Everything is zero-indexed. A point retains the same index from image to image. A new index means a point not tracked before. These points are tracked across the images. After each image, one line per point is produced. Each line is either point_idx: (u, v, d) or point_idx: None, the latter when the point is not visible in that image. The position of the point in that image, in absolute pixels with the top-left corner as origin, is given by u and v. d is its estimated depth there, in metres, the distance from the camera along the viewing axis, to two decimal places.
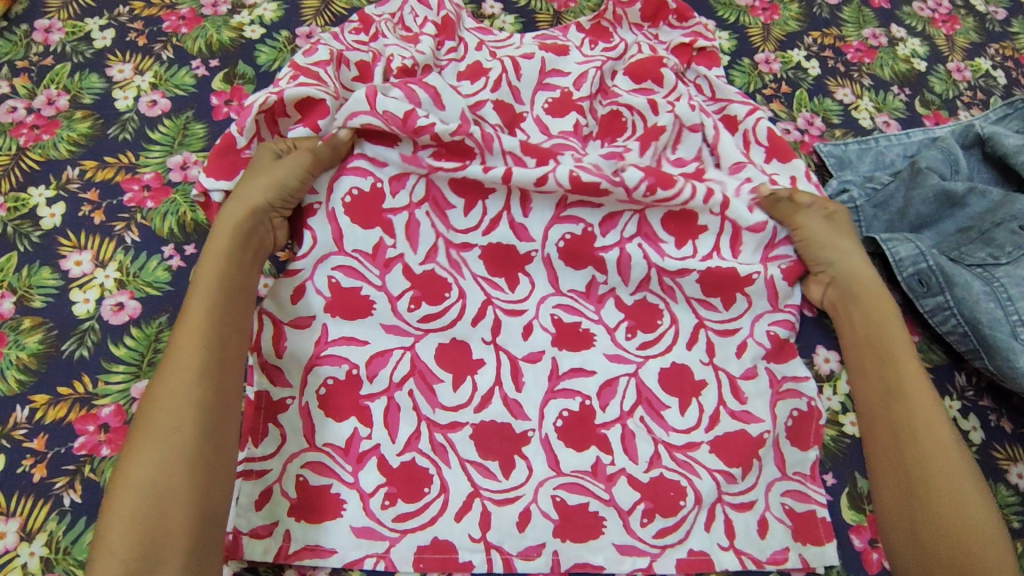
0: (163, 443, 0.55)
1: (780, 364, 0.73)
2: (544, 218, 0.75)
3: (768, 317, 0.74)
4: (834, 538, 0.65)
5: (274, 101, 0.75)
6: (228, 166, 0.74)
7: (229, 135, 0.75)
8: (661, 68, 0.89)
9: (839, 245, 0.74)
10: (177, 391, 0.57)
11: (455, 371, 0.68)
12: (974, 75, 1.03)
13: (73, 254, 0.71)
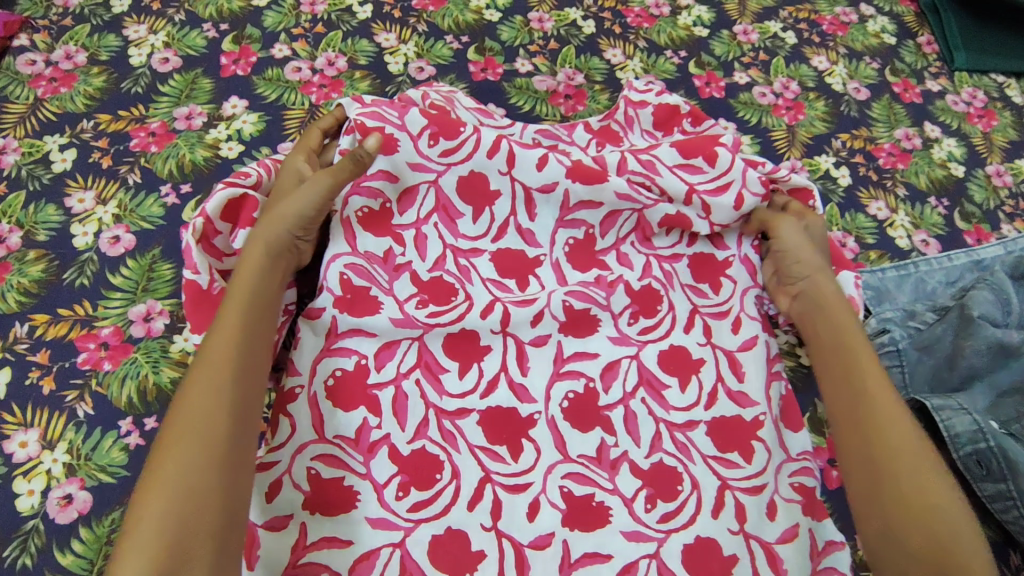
0: (197, 439, 0.49)
1: (816, 522, 0.67)
2: (544, 375, 0.70)
3: (788, 469, 0.69)
4: None
5: (202, 223, 0.67)
6: (207, 314, 0.66)
7: (190, 286, 0.67)
8: (697, 160, 0.79)
9: (808, 254, 0.74)
10: (215, 381, 0.52)
11: (453, 571, 0.61)
12: (1015, 180, 0.95)
13: (18, 433, 0.63)
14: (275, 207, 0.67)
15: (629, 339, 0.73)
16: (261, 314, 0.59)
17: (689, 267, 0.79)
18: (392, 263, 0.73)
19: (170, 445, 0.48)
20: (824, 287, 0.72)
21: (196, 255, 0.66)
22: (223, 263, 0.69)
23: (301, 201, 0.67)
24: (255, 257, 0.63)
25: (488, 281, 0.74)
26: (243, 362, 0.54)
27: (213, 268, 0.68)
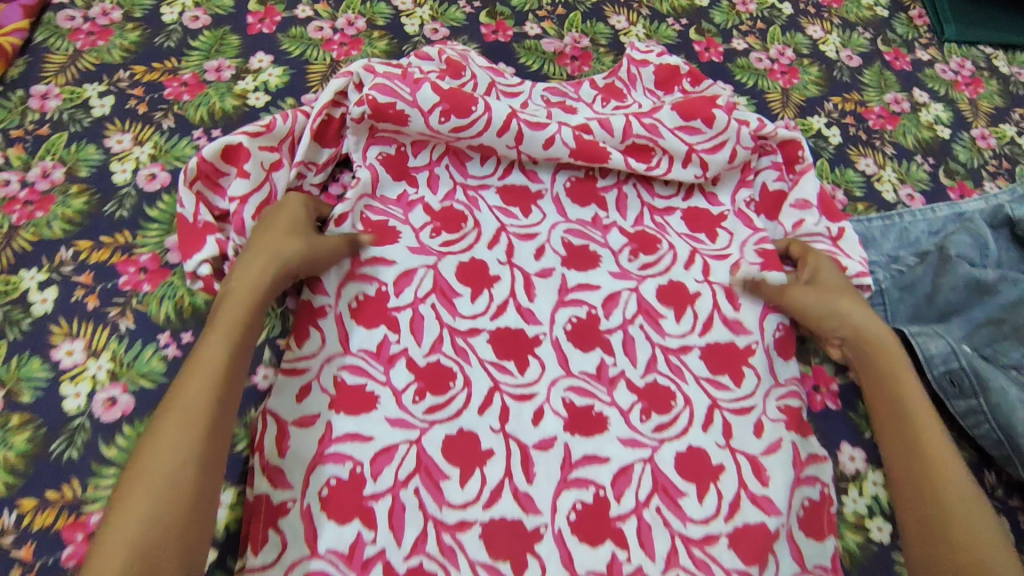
0: (157, 486, 0.53)
1: (800, 438, 0.72)
2: (550, 301, 0.78)
3: (776, 394, 0.74)
4: None
5: (199, 164, 0.74)
6: (192, 243, 0.71)
7: (178, 216, 0.72)
8: (713, 108, 0.83)
9: (838, 309, 0.74)
10: (182, 429, 0.56)
11: (462, 465, 0.67)
12: (999, 143, 1.00)
13: (65, 343, 0.68)
14: (258, 254, 0.69)
15: (630, 273, 0.81)
16: (241, 360, 0.62)
17: (683, 220, 0.85)
18: (407, 200, 0.82)
19: (135, 486, 0.53)
20: (864, 330, 0.72)
21: (184, 188, 0.73)
22: (218, 201, 0.75)
23: (281, 249, 0.69)
24: (250, 298, 0.66)
25: (494, 208, 0.83)
26: (216, 408, 0.58)
27: (200, 203, 0.73)
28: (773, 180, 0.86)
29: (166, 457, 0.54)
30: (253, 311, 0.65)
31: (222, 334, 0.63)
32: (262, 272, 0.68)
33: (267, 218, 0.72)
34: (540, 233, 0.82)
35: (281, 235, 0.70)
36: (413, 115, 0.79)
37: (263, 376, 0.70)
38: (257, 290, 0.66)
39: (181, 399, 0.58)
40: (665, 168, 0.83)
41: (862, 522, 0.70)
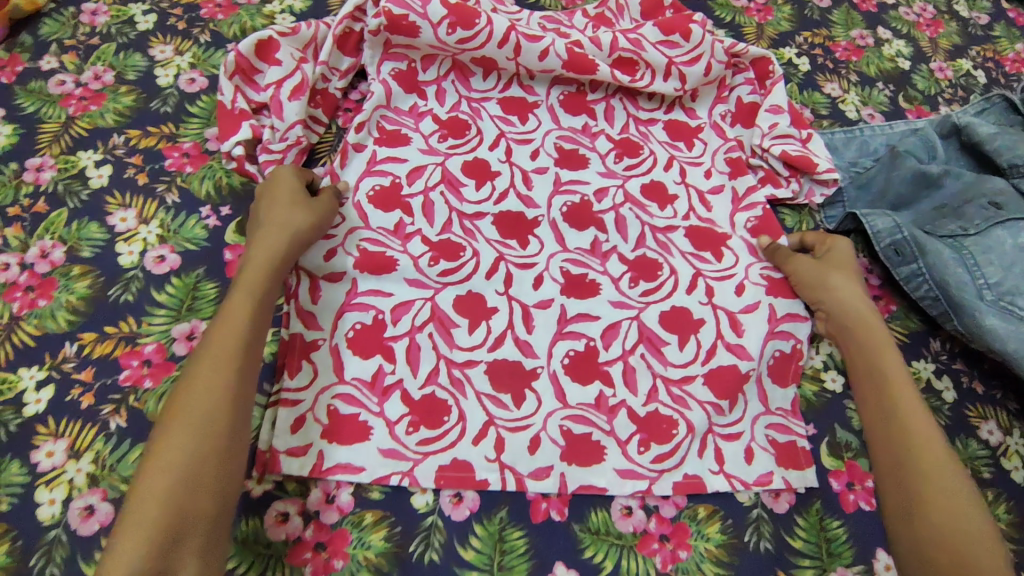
0: (190, 436, 0.57)
1: (780, 300, 0.81)
2: (547, 190, 0.87)
3: (762, 263, 0.83)
4: (812, 465, 0.72)
5: (236, 59, 0.83)
6: (231, 123, 0.81)
7: (219, 105, 0.82)
8: (690, 24, 0.92)
9: (828, 281, 0.78)
10: (214, 381, 0.60)
11: (471, 318, 0.76)
12: (955, 75, 1.09)
13: (119, 211, 0.77)
14: (263, 219, 0.72)
15: (616, 173, 0.89)
16: (264, 316, 0.66)
17: (665, 129, 0.94)
18: (417, 111, 0.89)
19: (171, 431, 0.57)
20: (855, 305, 0.75)
21: (224, 80, 0.82)
22: (255, 93, 0.84)
23: (288, 213, 0.72)
24: (264, 259, 0.69)
25: (495, 118, 0.91)
26: (241, 362, 0.62)
27: (239, 93, 0.83)
28: (747, 93, 0.95)
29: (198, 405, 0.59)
30: (271, 272, 0.69)
31: (245, 292, 0.66)
32: (268, 236, 0.70)
33: (270, 182, 0.76)
34: (536, 138, 0.90)
35: (285, 199, 0.73)
36: (424, 27, 0.88)
37: None
38: (270, 252, 0.69)
39: (207, 355, 0.62)
40: (649, 79, 0.93)
41: (818, 375, 0.79)
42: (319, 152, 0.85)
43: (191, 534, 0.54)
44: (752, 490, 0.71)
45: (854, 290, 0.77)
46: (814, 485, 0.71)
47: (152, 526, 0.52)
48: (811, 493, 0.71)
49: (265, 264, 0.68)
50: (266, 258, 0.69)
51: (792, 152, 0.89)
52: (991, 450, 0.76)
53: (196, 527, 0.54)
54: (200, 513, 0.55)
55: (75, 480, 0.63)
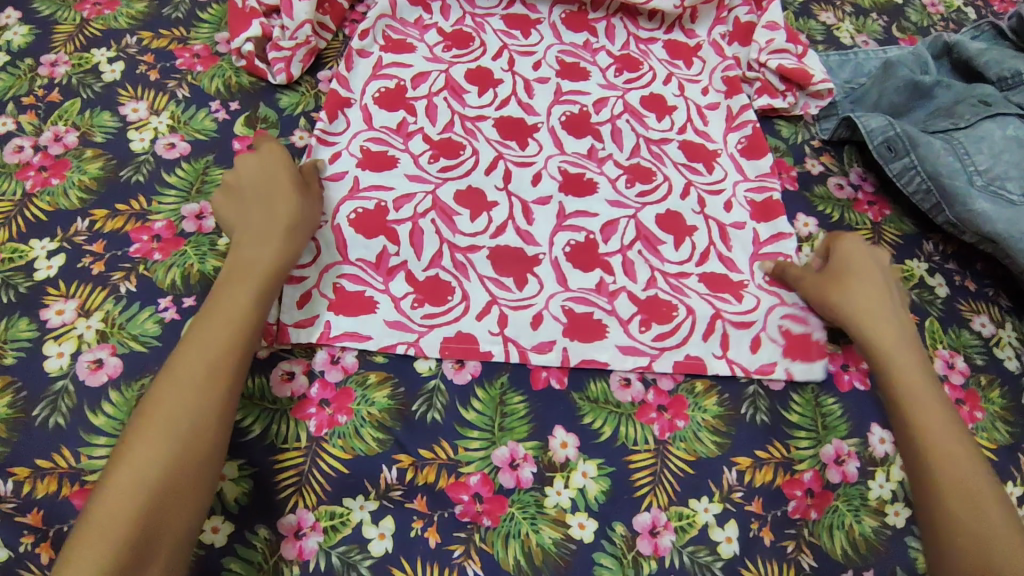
0: (158, 449, 0.53)
1: (764, 223, 0.82)
2: (548, 100, 0.88)
3: (746, 185, 0.85)
4: (824, 358, 0.72)
5: None
6: (241, 22, 0.83)
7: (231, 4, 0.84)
8: None
9: (829, 296, 0.71)
10: (195, 393, 0.56)
11: (472, 209, 0.77)
12: (947, 10, 1.12)
13: (131, 103, 0.79)
14: (253, 207, 0.67)
15: (616, 85, 0.91)
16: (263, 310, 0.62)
17: (664, 49, 0.96)
18: (422, 24, 0.92)
19: (147, 426, 0.54)
20: (859, 319, 0.69)
21: None
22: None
23: (282, 203, 0.68)
24: (261, 258, 0.64)
25: (498, 32, 0.93)
26: (227, 372, 0.58)
27: None
28: (744, 14, 0.97)
29: (185, 404, 0.55)
30: (267, 272, 0.63)
31: (238, 287, 0.62)
32: (258, 232, 0.66)
33: (258, 164, 0.70)
34: (539, 52, 0.92)
35: (281, 189, 0.69)
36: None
37: (300, 138, 0.81)
38: (263, 249, 0.64)
39: (185, 361, 0.57)
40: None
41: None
42: (326, 57, 0.87)
43: (167, 538, 0.51)
44: (752, 377, 0.71)
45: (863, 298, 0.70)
46: (817, 380, 0.72)
47: (118, 539, 0.49)
48: (811, 388, 0.72)
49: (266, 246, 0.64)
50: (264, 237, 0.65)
51: (789, 65, 0.91)
52: (984, 340, 0.77)
53: (169, 534, 0.51)
54: (173, 535, 0.52)
55: (84, 336, 0.64)
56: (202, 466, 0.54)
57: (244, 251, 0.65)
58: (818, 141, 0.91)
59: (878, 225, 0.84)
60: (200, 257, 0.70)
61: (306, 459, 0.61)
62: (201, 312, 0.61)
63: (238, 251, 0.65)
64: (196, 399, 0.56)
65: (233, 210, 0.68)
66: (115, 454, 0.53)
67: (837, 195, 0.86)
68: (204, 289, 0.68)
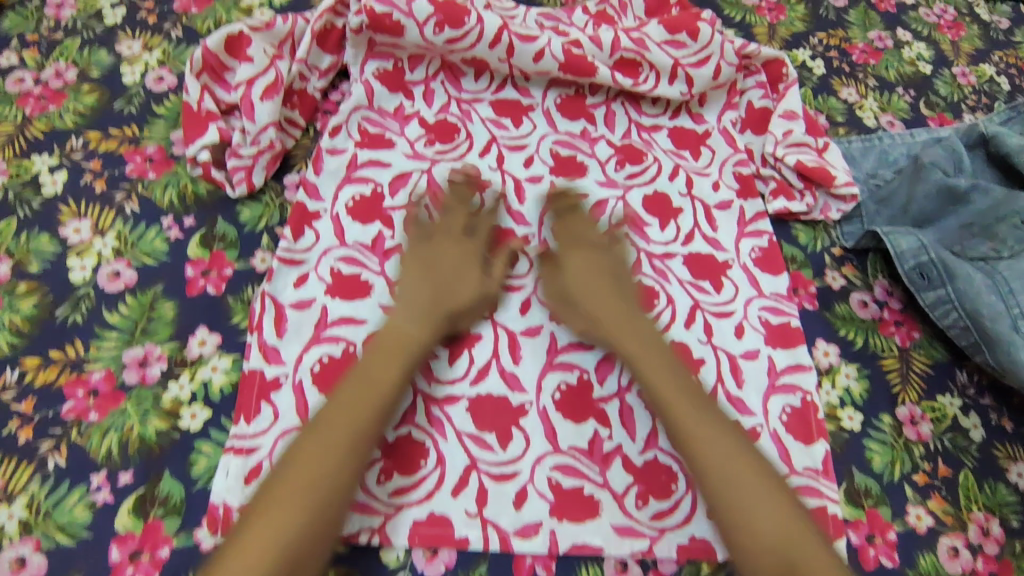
0: (301, 502, 0.54)
1: (782, 351, 0.73)
2: (540, 206, 0.79)
3: (758, 302, 0.76)
4: (842, 536, 0.64)
5: (202, 55, 0.76)
6: (197, 126, 0.75)
7: (184, 104, 0.75)
8: (698, 22, 0.86)
9: (574, 293, 0.71)
10: (338, 458, 0.56)
11: (451, 347, 0.69)
12: (978, 80, 1.02)
13: (72, 221, 0.71)
14: (427, 280, 0.69)
15: (617, 182, 0.82)
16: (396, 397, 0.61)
17: (669, 137, 0.86)
18: (403, 113, 0.83)
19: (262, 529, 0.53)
20: (597, 316, 0.69)
21: (190, 78, 0.76)
22: (225, 94, 0.77)
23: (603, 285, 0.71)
24: (413, 334, 0.64)
25: (486, 121, 0.84)
26: (371, 442, 0.58)
27: (205, 91, 0.76)
28: (759, 98, 0.88)
29: (298, 499, 0.54)
30: (416, 352, 0.64)
31: (389, 360, 0.62)
32: (434, 306, 0.67)
33: (591, 249, 0.74)
34: (530, 146, 0.83)
35: (472, 270, 0.70)
36: (409, 26, 0.81)
37: (261, 260, 0.72)
38: (417, 328, 0.65)
39: (335, 423, 0.58)
40: (652, 84, 0.85)
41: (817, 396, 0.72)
42: (293, 157, 0.79)
43: None
44: None
45: (586, 292, 0.70)
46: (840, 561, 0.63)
47: None
48: None
49: (409, 328, 0.65)
50: (405, 329, 0.64)
51: (808, 162, 0.82)
52: (1022, 496, 0.69)
53: None
54: None
55: (5, 527, 0.56)
56: (330, 522, 0.55)
57: (397, 322, 0.65)
58: (839, 248, 0.82)
59: (906, 350, 0.76)
60: (142, 418, 0.62)
61: None
62: (353, 374, 0.61)
63: (392, 321, 0.65)
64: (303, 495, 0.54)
65: (415, 278, 0.69)
66: (259, 504, 0.55)
67: (860, 315, 0.77)
68: (144, 461, 0.60)
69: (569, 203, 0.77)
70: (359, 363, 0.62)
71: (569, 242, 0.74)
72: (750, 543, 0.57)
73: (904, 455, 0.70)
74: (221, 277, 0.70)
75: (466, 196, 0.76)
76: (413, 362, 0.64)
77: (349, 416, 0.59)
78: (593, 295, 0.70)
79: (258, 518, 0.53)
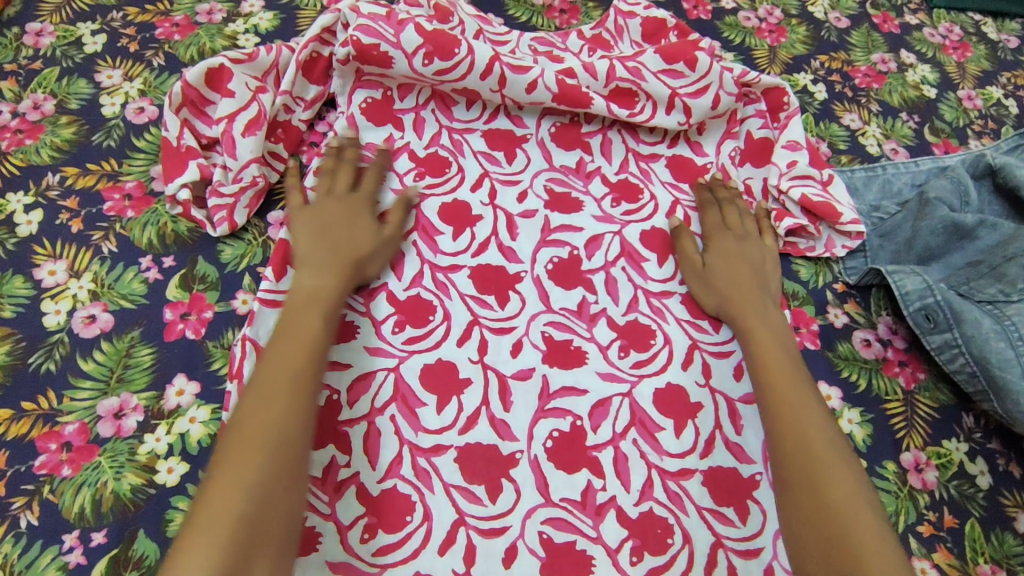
0: (263, 442, 0.52)
1: None
2: (533, 242, 0.77)
3: None
4: None
5: (181, 89, 0.74)
6: (177, 164, 0.72)
7: (163, 140, 0.73)
8: (696, 51, 0.83)
9: (721, 272, 0.74)
10: (288, 402, 0.55)
11: (440, 393, 0.67)
12: (985, 104, 1.00)
13: (48, 263, 0.69)
14: (313, 243, 0.68)
15: (613, 218, 0.80)
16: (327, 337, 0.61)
17: (667, 167, 0.84)
18: (392, 145, 0.80)
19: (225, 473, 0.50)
20: (754, 300, 0.72)
21: (170, 114, 0.73)
22: (207, 129, 0.75)
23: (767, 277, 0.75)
24: (326, 285, 0.65)
25: (479, 153, 0.82)
26: (314, 377, 0.58)
27: (185, 127, 0.73)
28: (758, 128, 0.86)
29: (256, 435, 0.53)
30: (332, 300, 0.64)
31: (306, 311, 0.62)
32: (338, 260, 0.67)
33: (742, 240, 0.77)
34: (523, 179, 0.81)
35: (350, 226, 0.70)
36: (397, 57, 0.79)
37: (242, 302, 0.70)
38: (326, 280, 0.65)
39: (275, 369, 0.57)
40: (649, 114, 0.83)
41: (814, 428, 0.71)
42: (278, 192, 0.76)
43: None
44: None
45: (750, 272, 0.74)
46: None
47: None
48: None
49: (322, 285, 0.65)
50: (316, 288, 0.64)
51: (813, 197, 0.79)
52: None
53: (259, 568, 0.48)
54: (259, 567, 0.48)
55: None
56: (297, 457, 0.54)
57: (302, 281, 0.65)
58: (841, 284, 0.80)
59: (911, 393, 0.73)
60: (116, 474, 0.59)
61: None
62: (276, 330, 0.61)
63: (299, 281, 0.65)
64: (263, 431, 0.53)
65: (306, 240, 0.69)
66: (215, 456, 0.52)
67: (863, 355, 0.75)
68: (118, 519, 0.57)
69: (720, 190, 0.80)
70: (281, 322, 0.62)
71: (714, 227, 0.78)
72: (815, 512, 0.56)
73: (909, 505, 0.67)
74: (201, 320, 0.68)
75: (354, 158, 0.75)
76: (332, 306, 0.64)
77: (287, 359, 0.58)
78: (717, 276, 0.74)
79: (219, 471, 0.51)
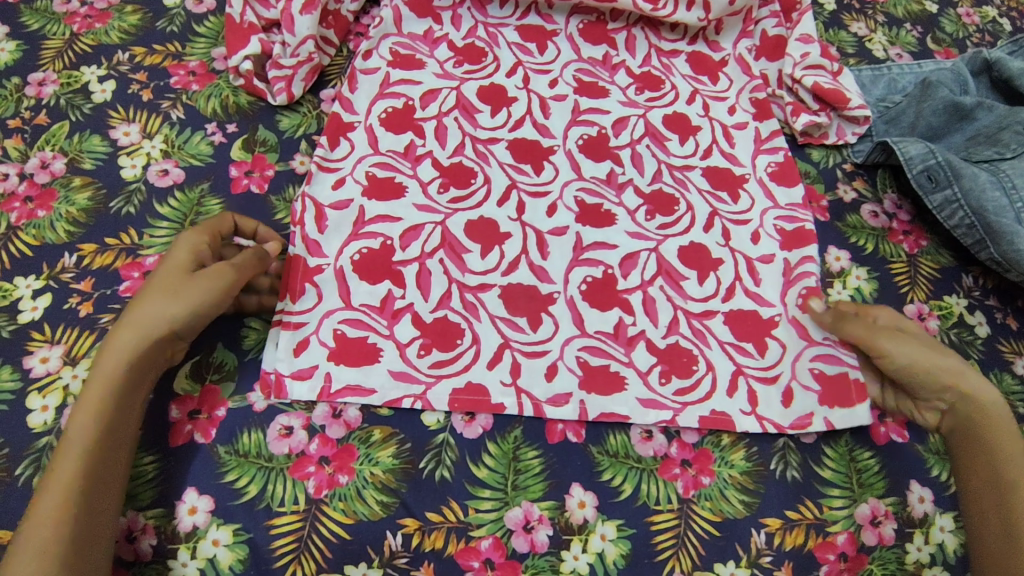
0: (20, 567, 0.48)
1: (795, 252, 0.76)
2: (564, 120, 0.83)
3: (774, 212, 0.79)
4: (864, 400, 0.68)
5: None
6: (239, 37, 0.79)
7: (228, 17, 0.80)
8: None
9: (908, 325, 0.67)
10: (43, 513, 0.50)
11: (483, 243, 0.73)
12: (982, 20, 1.06)
13: (122, 126, 0.75)
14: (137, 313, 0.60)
15: (637, 103, 0.86)
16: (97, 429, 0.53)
17: (688, 62, 0.90)
18: (432, 37, 0.86)
19: None
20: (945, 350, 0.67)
21: None
22: (265, 10, 0.82)
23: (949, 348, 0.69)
24: (109, 355, 0.56)
25: (512, 45, 0.88)
26: (69, 480, 0.51)
27: (247, 6, 0.80)
28: (772, 27, 0.92)
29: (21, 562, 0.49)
30: (110, 370, 0.55)
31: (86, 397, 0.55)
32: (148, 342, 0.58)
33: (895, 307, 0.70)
34: (554, 69, 0.87)
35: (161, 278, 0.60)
36: None
37: (301, 164, 0.76)
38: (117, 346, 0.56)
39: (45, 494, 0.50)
40: (670, 7, 0.88)
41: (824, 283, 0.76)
42: (329, 74, 0.83)
43: None
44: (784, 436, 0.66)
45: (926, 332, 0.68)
46: (851, 437, 0.67)
47: None
48: (847, 445, 0.67)
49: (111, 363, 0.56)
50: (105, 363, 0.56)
51: (825, 84, 0.85)
52: None
53: None
54: None
55: (70, 387, 0.60)
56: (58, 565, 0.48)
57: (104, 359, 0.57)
58: (850, 164, 0.86)
59: (914, 257, 0.79)
60: None
61: (306, 524, 0.57)
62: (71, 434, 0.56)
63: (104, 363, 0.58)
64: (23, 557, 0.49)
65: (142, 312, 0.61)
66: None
67: (870, 224, 0.81)
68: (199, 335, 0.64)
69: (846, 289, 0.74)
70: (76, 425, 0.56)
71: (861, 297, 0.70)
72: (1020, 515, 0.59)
73: None
74: (264, 177, 0.74)
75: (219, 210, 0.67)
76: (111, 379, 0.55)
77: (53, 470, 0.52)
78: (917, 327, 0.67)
79: None
